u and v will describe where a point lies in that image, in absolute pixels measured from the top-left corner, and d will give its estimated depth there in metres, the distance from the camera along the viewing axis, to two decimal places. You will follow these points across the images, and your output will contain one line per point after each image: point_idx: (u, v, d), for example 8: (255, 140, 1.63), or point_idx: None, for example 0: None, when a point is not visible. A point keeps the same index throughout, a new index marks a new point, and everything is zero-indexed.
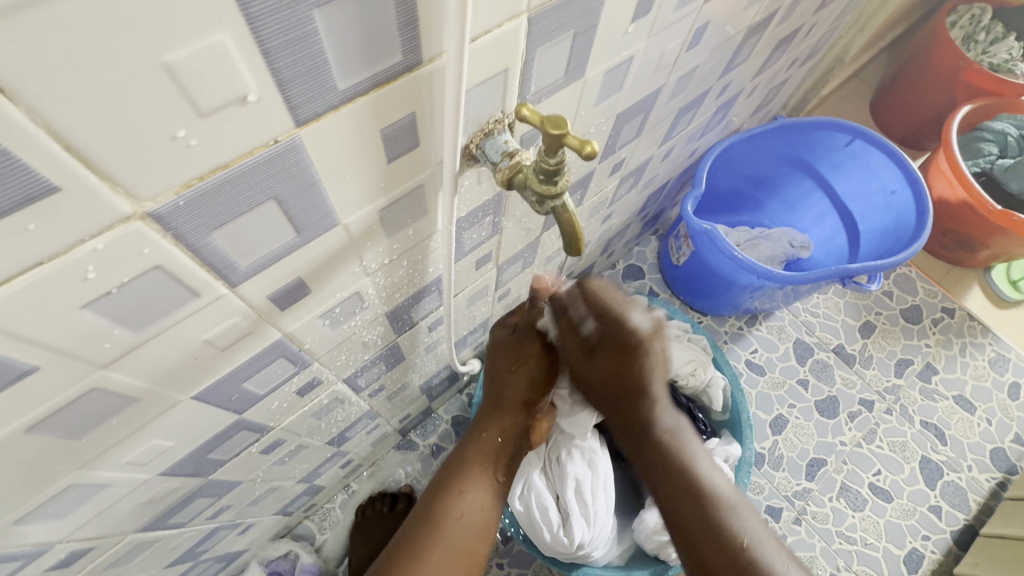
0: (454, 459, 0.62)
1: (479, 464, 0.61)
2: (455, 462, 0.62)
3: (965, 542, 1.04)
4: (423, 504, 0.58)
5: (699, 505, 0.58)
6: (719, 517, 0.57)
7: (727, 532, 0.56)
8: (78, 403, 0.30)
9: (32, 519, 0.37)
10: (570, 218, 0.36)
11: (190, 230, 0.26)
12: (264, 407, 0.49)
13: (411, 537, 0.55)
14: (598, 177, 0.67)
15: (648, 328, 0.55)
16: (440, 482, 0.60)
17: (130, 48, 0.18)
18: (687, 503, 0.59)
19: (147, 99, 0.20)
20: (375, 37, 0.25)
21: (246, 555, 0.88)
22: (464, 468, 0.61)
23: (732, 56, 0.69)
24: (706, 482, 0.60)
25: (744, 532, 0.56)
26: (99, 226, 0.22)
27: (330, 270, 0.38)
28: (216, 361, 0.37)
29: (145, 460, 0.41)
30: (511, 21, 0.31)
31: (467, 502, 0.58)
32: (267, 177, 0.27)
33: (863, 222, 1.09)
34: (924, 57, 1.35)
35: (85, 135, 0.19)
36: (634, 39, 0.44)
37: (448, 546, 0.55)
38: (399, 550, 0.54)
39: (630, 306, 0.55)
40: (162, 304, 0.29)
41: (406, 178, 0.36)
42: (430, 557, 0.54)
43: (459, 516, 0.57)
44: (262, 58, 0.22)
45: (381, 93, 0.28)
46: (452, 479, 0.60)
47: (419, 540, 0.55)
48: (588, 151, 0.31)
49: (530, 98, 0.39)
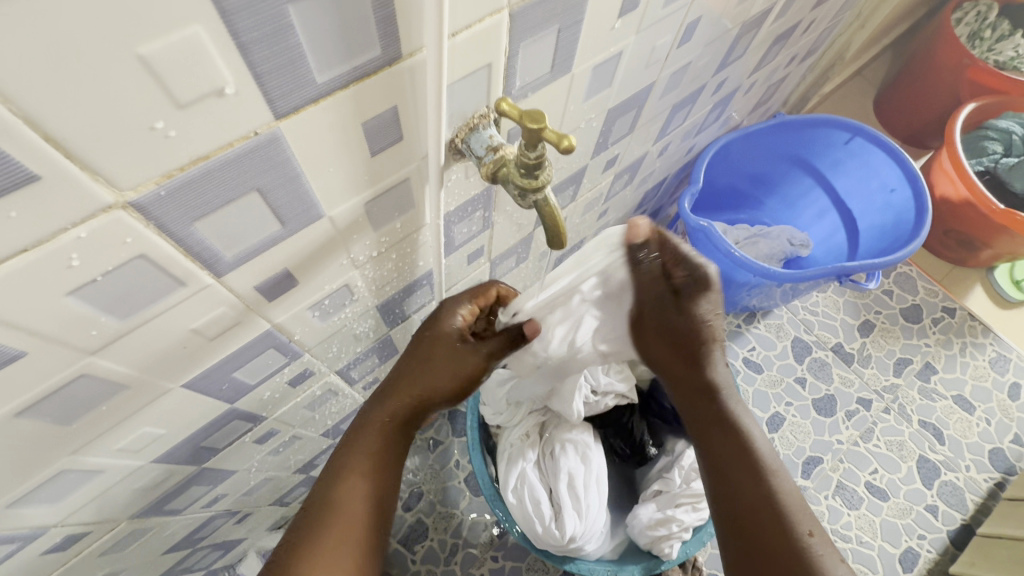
0: (349, 438, 0.54)
1: (370, 446, 0.53)
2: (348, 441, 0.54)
3: (961, 542, 1.04)
4: (319, 493, 0.51)
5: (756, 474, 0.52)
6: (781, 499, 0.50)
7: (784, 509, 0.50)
8: (67, 388, 0.31)
9: (28, 502, 0.38)
10: (553, 212, 0.37)
11: (173, 220, 0.27)
12: (256, 397, 0.50)
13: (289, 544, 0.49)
14: (592, 173, 0.68)
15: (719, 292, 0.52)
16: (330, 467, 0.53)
17: (103, 41, 0.19)
18: (743, 473, 0.52)
19: (124, 90, 0.20)
20: (352, 32, 0.25)
21: (244, 544, 0.90)
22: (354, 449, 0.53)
23: (728, 52, 0.69)
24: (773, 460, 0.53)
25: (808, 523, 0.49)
26: (81, 214, 0.23)
27: (316, 262, 0.39)
28: (205, 350, 0.37)
29: (136, 447, 0.42)
30: (491, 16, 0.31)
31: (355, 489, 0.51)
32: (250, 169, 0.27)
33: (862, 220, 1.08)
34: (929, 54, 1.34)
35: (64, 126, 0.20)
36: (621, 35, 0.45)
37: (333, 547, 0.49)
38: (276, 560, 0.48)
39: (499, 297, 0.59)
40: (149, 293, 0.29)
41: (391, 172, 0.36)
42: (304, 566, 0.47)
43: (358, 501, 0.51)
44: (238, 50, 0.22)
45: (360, 87, 0.28)
46: (347, 465, 0.52)
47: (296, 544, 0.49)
48: (565, 145, 0.31)
49: (516, 94, 0.40)
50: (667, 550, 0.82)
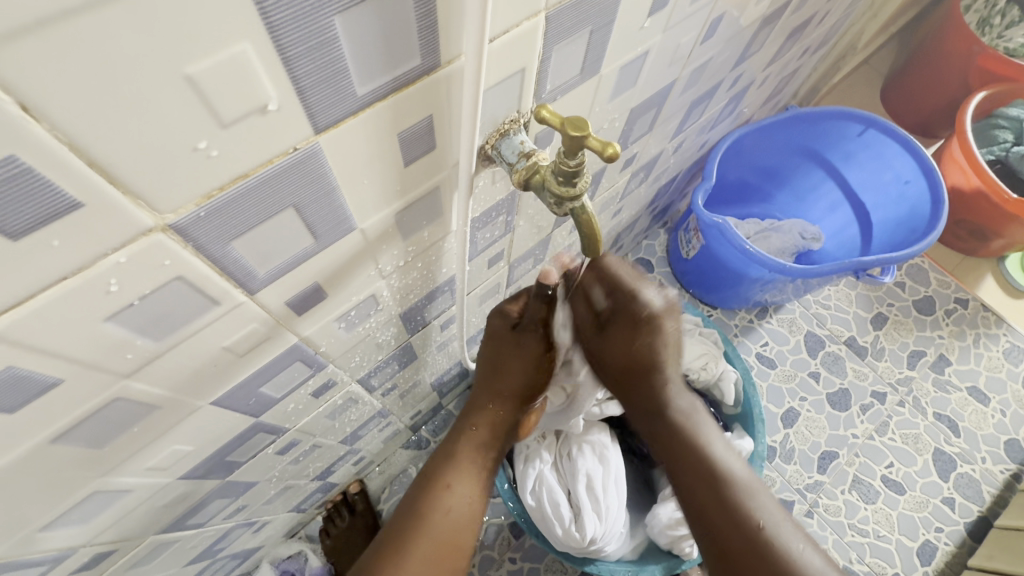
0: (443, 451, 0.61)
1: (465, 460, 0.60)
2: (440, 455, 0.61)
3: (979, 534, 1.04)
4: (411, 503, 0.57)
5: (716, 488, 0.54)
6: (737, 499, 0.53)
7: (740, 512, 0.52)
8: (101, 412, 0.30)
9: (58, 525, 0.37)
10: (589, 219, 0.36)
11: (211, 240, 0.26)
12: (281, 409, 0.49)
13: (396, 529, 0.55)
14: (610, 172, 0.67)
15: (660, 304, 0.53)
16: (426, 476, 0.59)
17: (151, 62, 0.18)
18: (700, 482, 0.55)
19: (169, 113, 0.19)
20: (395, 41, 0.24)
21: (262, 551, 0.90)
22: (451, 462, 0.60)
23: (746, 46, 0.68)
24: (721, 465, 0.56)
25: (760, 513, 0.52)
26: (121, 239, 0.22)
27: (345, 274, 0.38)
28: (235, 367, 0.37)
29: (165, 465, 0.41)
30: (528, 20, 0.30)
31: (455, 498, 0.57)
32: (288, 186, 0.26)
33: (876, 213, 1.07)
34: (938, 43, 1.33)
35: (108, 151, 0.19)
36: (649, 34, 0.43)
37: (433, 540, 0.54)
38: (384, 546, 0.53)
39: (644, 284, 0.52)
40: (183, 313, 0.29)
41: (422, 181, 0.35)
42: (414, 552, 0.53)
43: (448, 507, 0.56)
44: (283, 65, 0.21)
45: (399, 97, 0.27)
46: (439, 474, 0.58)
47: (404, 532, 0.54)
48: (610, 153, 0.30)
49: (546, 97, 0.39)
50: (687, 550, 0.81)
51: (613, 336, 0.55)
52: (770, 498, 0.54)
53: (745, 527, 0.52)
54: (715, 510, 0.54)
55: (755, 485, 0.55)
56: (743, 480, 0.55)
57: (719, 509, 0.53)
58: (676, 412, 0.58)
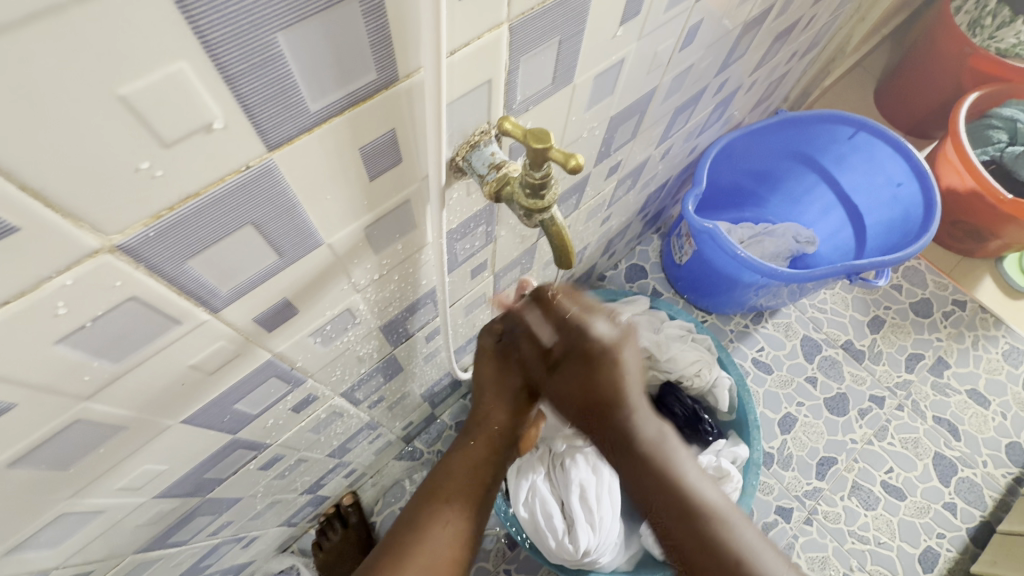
0: (441, 466, 0.59)
1: (464, 475, 0.58)
2: (440, 470, 0.59)
3: (981, 540, 1.02)
4: (407, 515, 0.56)
5: (690, 523, 0.53)
6: (710, 531, 0.53)
7: (720, 545, 0.52)
8: (61, 435, 0.30)
9: (28, 548, 0.37)
10: (559, 230, 0.36)
11: (164, 260, 0.25)
12: (260, 425, 0.48)
13: (391, 545, 0.53)
14: (595, 180, 0.66)
15: (613, 335, 0.56)
16: (424, 489, 0.57)
17: (81, 84, 0.18)
18: (678, 523, 0.54)
19: (105, 134, 0.19)
20: (344, 57, 0.24)
21: (252, 567, 0.88)
22: (448, 478, 0.57)
23: (730, 51, 0.68)
24: (698, 496, 0.55)
25: (738, 545, 0.52)
26: (66, 261, 0.22)
27: (317, 289, 0.37)
28: (205, 385, 0.36)
29: (138, 484, 0.40)
30: (490, 32, 0.30)
31: (452, 514, 0.55)
32: (242, 202, 0.26)
33: (869, 216, 1.06)
34: (929, 44, 1.32)
35: (42, 175, 0.19)
36: (623, 43, 0.43)
37: (431, 557, 0.53)
38: (379, 560, 0.52)
39: (595, 313, 0.56)
40: (141, 334, 0.28)
41: (391, 194, 0.35)
42: (411, 566, 0.52)
43: (444, 525, 0.55)
44: (226, 85, 0.21)
45: (356, 113, 0.27)
46: (437, 488, 0.57)
47: (402, 545, 0.53)
48: (573, 165, 0.30)
49: (517, 108, 0.38)
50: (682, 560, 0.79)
51: (564, 372, 0.57)
52: (748, 529, 0.54)
53: (725, 561, 0.51)
54: (695, 546, 0.53)
55: (733, 514, 0.54)
56: (719, 509, 0.54)
57: (695, 538, 0.53)
58: (650, 431, 0.57)
